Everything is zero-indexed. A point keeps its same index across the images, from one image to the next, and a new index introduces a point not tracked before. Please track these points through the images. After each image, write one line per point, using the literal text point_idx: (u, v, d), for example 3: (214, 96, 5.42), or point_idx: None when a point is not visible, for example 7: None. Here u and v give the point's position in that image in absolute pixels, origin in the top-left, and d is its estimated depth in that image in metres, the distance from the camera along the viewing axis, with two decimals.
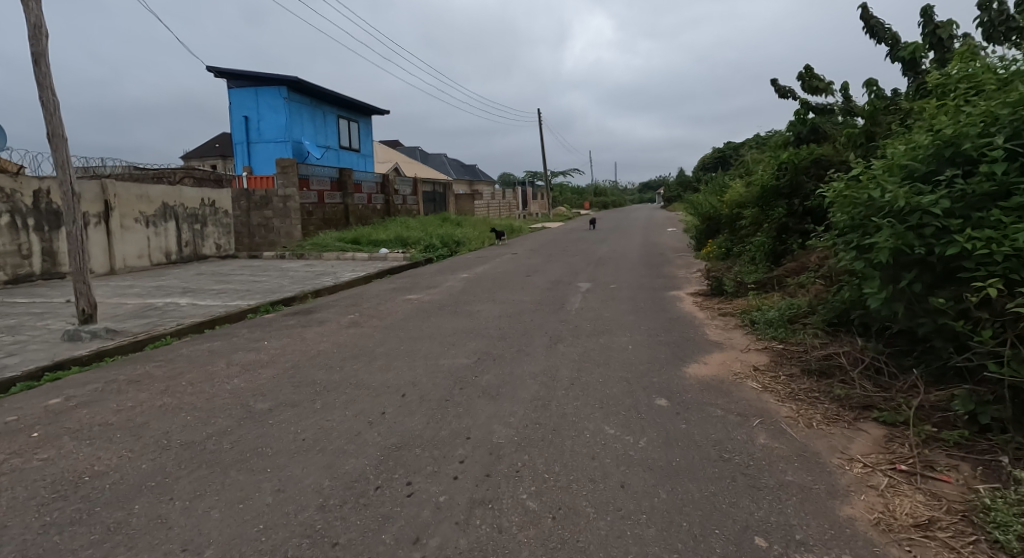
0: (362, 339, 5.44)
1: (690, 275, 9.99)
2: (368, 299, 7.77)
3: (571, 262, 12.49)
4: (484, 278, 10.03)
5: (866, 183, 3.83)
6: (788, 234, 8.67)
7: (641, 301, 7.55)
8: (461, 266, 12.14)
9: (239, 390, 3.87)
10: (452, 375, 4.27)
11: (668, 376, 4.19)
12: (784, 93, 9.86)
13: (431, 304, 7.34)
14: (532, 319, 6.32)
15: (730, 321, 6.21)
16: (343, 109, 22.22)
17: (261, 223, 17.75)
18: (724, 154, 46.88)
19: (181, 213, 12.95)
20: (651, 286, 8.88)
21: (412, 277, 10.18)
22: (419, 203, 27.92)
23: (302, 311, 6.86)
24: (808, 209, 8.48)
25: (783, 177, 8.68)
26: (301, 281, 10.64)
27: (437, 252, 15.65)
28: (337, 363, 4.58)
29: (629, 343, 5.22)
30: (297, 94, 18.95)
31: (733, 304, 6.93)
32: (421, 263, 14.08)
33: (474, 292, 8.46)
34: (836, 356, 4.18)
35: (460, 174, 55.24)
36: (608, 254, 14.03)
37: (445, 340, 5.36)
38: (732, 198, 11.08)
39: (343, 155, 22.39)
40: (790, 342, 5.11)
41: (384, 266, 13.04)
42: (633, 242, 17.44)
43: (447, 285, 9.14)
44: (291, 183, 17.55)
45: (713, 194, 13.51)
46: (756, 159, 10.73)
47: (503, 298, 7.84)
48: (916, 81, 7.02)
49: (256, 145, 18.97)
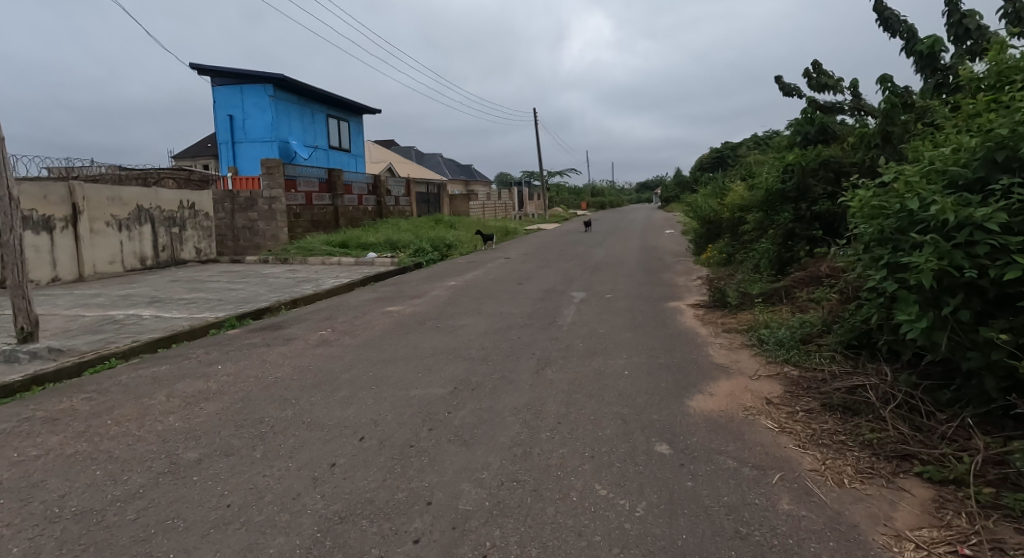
0: (328, 362, 4.90)
1: (690, 282, 9.48)
2: (345, 311, 7.23)
3: (566, 268, 11.96)
4: (472, 286, 9.48)
5: (900, 192, 3.31)
6: (795, 240, 8.16)
7: (638, 314, 7.02)
8: (450, 272, 11.61)
9: (170, 431, 3.33)
10: (422, 410, 3.73)
11: (669, 411, 3.67)
12: (789, 90, 9.35)
13: (412, 318, 6.80)
14: (520, 337, 5.79)
15: (735, 339, 5.67)
16: (333, 107, 21.65)
17: (246, 225, 17.17)
18: (722, 154, 46.41)
19: (157, 215, 12.39)
20: (648, 295, 8.35)
21: (397, 285, 9.63)
22: (412, 204, 27.34)
23: (271, 327, 6.31)
24: (816, 214, 7.99)
25: (790, 180, 8.29)
26: (279, 288, 10.09)
27: (427, 256, 15.09)
28: (293, 393, 4.04)
29: (624, 367, 4.69)
30: (284, 92, 18.38)
31: (737, 318, 6.39)
32: (409, 268, 13.54)
33: (460, 302, 7.92)
34: (861, 389, 3.65)
35: (456, 174, 54.66)
36: (605, 258, 13.50)
37: (420, 364, 4.82)
38: (734, 202, 10.58)
39: (332, 155, 21.82)
40: (804, 367, 4.58)
41: (370, 272, 12.48)
42: (630, 245, 16.91)
43: (432, 295, 8.60)
44: (276, 185, 16.99)
45: (714, 197, 12.99)
46: (760, 160, 10.24)
47: (490, 310, 7.30)
48: (935, 77, 6.51)
49: (241, 145, 18.38)
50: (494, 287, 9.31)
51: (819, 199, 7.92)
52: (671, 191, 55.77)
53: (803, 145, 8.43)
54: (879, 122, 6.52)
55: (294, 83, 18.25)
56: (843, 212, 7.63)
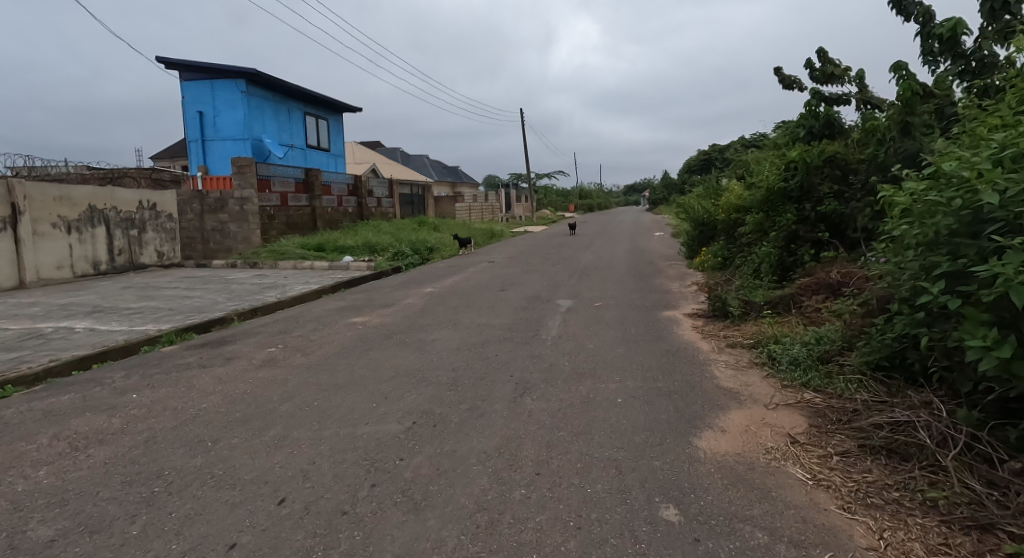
0: (269, 389, 4.14)
1: (684, 289, 8.85)
2: (304, 323, 6.46)
3: (552, 273, 11.28)
4: (450, 293, 8.75)
5: (970, 183, 2.65)
6: (797, 243, 7.55)
7: (630, 325, 6.33)
8: (428, 277, 10.87)
9: (32, 492, 2.57)
10: (368, 455, 3.00)
11: (675, 456, 2.97)
12: (789, 83, 8.74)
13: (376, 332, 6.06)
14: (497, 354, 5.07)
15: (742, 355, 5.00)
16: (311, 105, 20.81)
17: (216, 227, 16.30)
18: (710, 156, 46.14)
19: (112, 216, 11.53)
20: (641, 303, 7.68)
21: (368, 292, 8.88)
22: (394, 206, 26.52)
23: (214, 343, 5.54)
24: (821, 215, 7.39)
25: (792, 178, 7.69)
26: (240, 296, 9.28)
27: (407, 259, 14.33)
28: (211, 432, 3.29)
29: (617, 394, 3.99)
30: (257, 88, 17.53)
31: (742, 330, 5.72)
32: (385, 273, 12.77)
33: (434, 312, 7.18)
34: (909, 427, 2.98)
35: (442, 175, 53.88)
36: (593, 262, 12.83)
37: (377, 391, 4.07)
38: (730, 203, 9.95)
39: (310, 155, 20.98)
40: (826, 393, 3.91)
41: (343, 277, 11.70)
42: (619, 248, 16.26)
43: (405, 304, 7.85)
44: (248, 185, 16.14)
45: (707, 198, 12.37)
46: (756, 159, 9.64)
47: (467, 321, 6.58)
48: (957, 63, 5.91)
49: (212, 143, 17.50)
50: (473, 295, 8.58)
51: (824, 199, 7.32)
52: (659, 194, 55.46)
53: (806, 141, 7.80)
54: (895, 111, 5.91)
55: (268, 79, 17.41)
56: (851, 213, 7.03)
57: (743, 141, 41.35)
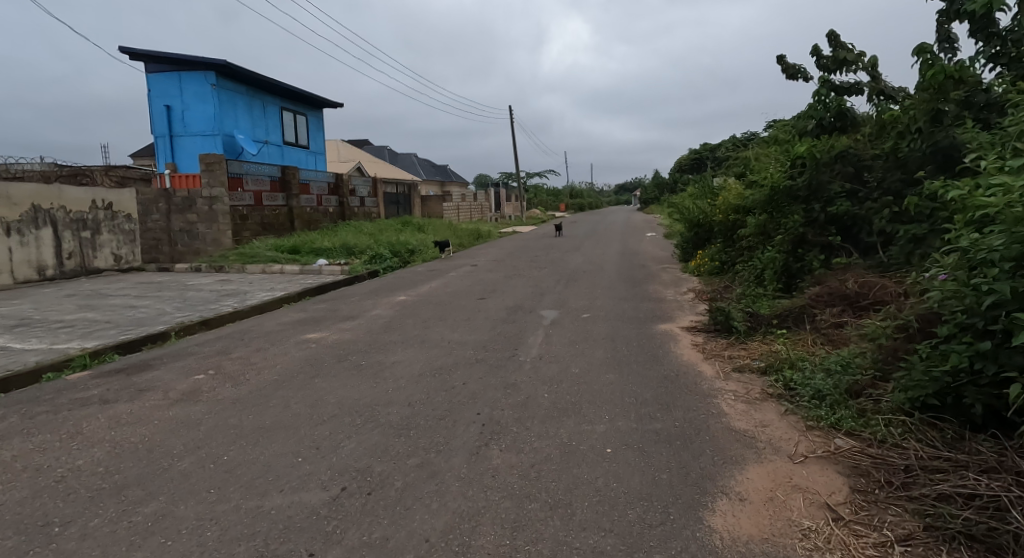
0: (173, 435, 3.32)
1: (680, 297, 8.13)
2: (250, 340, 5.64)
3: (538, 278, 10.53)
4: (424, 303, 7.94)
5: None
6: (806, 248, 6.85)
7: (623, 343, 5.57)
8: (404, 283, 10.08)
9: None
10: (266, 546, 2.22)
11: (683, 548, 2.20)
12: (793, 73, 8.04)
13: (330, 352, 5.25)
14: (464, 383, 4.29)
15: (752, 382, 4.25)
16: (287, 99, 19.90)
17: (184, 228, 15.39)
18: (702, 155, 45.74)
19: (60, 217, 10.69)
20: (635, 315, 6.93)
21: (334, 300, 8.08)
22: (378, 205, 25.67)
23: (132, 369, 4.70)
24: (831, 216, 6.69)
25: (800, 176, 7.00)
26: (192, 305, 8.43)
27: (385, 262, 13.51)
28: (68, 507, 2.51)
29: (605, 440, 3.23)
30: (228, 81, 16.62)
31: (750, 350, 4.97)
32: (360, 278, 11.96)
33: (402, 326, 6.39)
34: (994, 505, 2.22)
35: (431, 174, 52.98)
36: (583, 266, 12.09)
37: (307, 438, 3.28)
38: (729, 203, 9.28)
39: (288, 152, 20.08)
40: (864, 438, 3.16)
41: (313, 283, 10.87)
42: (609, 250, 15.56)
43: (371, 316, 7.04)
44: (217, 183, 15.24)
45: (702, 197, 11.66)
46: (757, 156, 8.93)
47: (437, 338, 5.79)
48: (992, 45, 5.18)
49: (181, 139, 16.57)
50: (449, 304, 7.80)
51: (836, 199, 6.62)
52: (650, 193, 55.02)
53: (815, 134, 7.08)
54: (924, 99, 5.19)
55: (239, 71, 16.50)
56: (866, 215, 6.32)
57: (734, 139, 40.97)
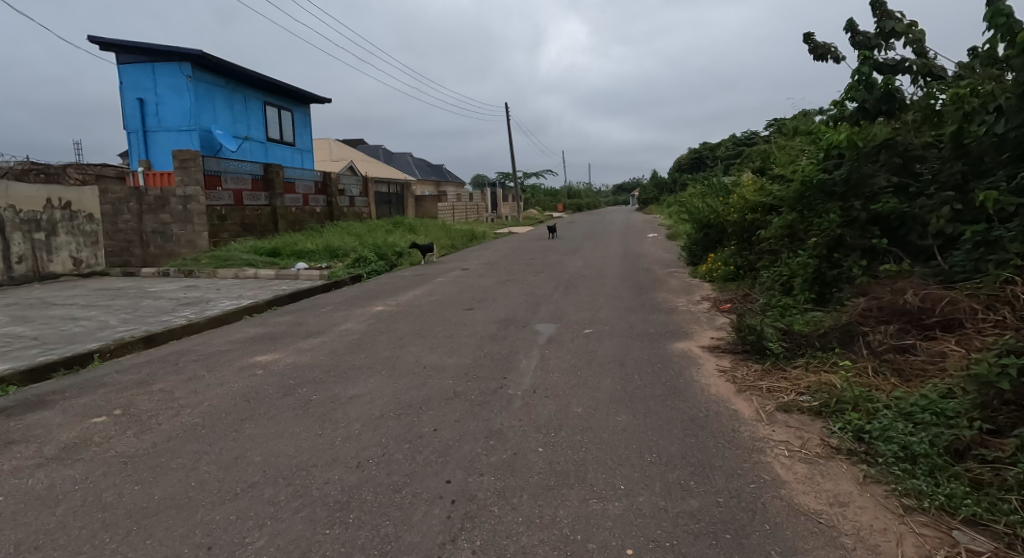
0: (8, 525, 2.31)
1: (693, 307, 7.22)
2: (184, 365, 4.64)
3: (534, 284, 9.60)
4: (404, 315, 6.98)
5: None
6: (844, 253, 5.95)
7: (636, 368, 4.62)
8: (386, 290, 9.15)
9: None
10: None
11: None
12: (823, 53, 7.17)
13: (278, 381, 4.26)
14: (436, 430, 3.33)
15: (806, 429, 3.33)
16: (271, 93, 18.93)
17: (157, 229, 14.40)
18: (701, 155, 45.01)
19: (8, 217, 9.70)
20: (647, 331, 5.98)
21: (302, 312, 7.11)
22: (369, 205, 24.75)
23: (18, 409, 3.69)
24: (874, 215, 5.78)
25: (837, 169, 6.11)
26: (142, 316, 7.41)
27: (369, 266, 12.57)
28: None
29: (626, 531, 2.28)
30: (206, 72, 15.62)
31: (795, 382, 4.05)
32: (340, 284, 11.01)
33: (374, 346, 5.41)
34: None
35: (426, 174, 51.98)
36: (582, 270, 11.15)
37: (201, 526, 2.31)
38: (744, 202, 8.68)
39: (273, 149, 19.12)
40: (999, 531, 2.21)
41: (287, 290, 9.90)
42: (610, 252, 14.67)
43: (341, 331, 6.07)
44: (192, 181, 14.27)
45: (713, 195, 10.75)
46: (778, 149, 8.06)
47: (412, 362, 4.83)
48: None
49: (156, 133, 15.57)
50: (431, 317, 6.84)
51: (880, 195, 5.71)
52: (649, 193, 54.08)
53: (855, 120, 6.13)
54: None
55: (218, 63, 15.54)
56: (917, 213, 5.41)
57: (735, 139, 40.20)
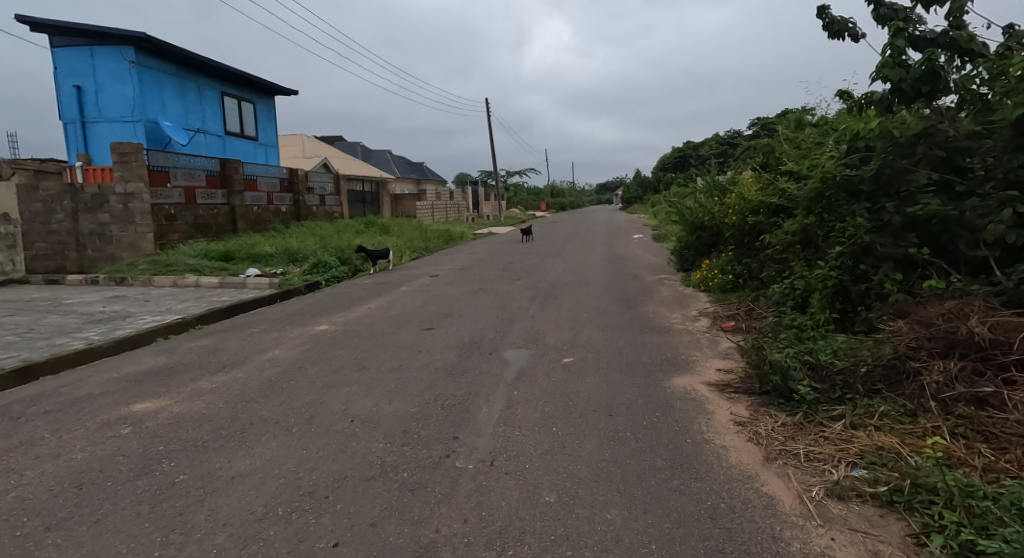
0: None
1: (690, 327, 6.20)
2: (25, 422, 3.45)
3: (510, 294, 8.54)
4: (349, 338, 5.83)
5: None
6: (873, 264, 4.96)
7: (627, 421, 3.55)
8: (339, 302, 8.00)
9: None
10: None
11: None
12: (839, 30, 6.19)
13: (140, 448, 3.09)
14: (337, 547, 2.23)
15: (879, 537, 2.28)
16: (229, 83, 17.59)
17: (95, 231, 13.02)
18: (685, 154, 44.33)
19: None
20: (642, 361, 4.90)
21: (227, 333, 5.95)
22: (341, 204, 23.49)
23: None
24: (910, 219, 4.79)
25: (864, 164, 5.11)
26: (33, 339, 6.16)
27: (329, 271, 11.38)
28: None
29: None
30: (150, 57, 14.32)
31: (842, 447, 3.01)
32: (291, 292, 9.82)
33: (297, 385, 4.26)
34: None
35: (405, 172, 50.58)
36: (564, 277, 10.13)
37: None
38: (745, 203, 7.79)
39: (231, 143, 17.75)
40: None
41: (226, 301, 8.67)
42: (594, 255, 13.68)
43: (263, 362, 4.89)
44: (133, 177, 12.93)
45: (706, 194, 9.79)
46: (786, 143, 7.10)
47: (337, 412, 3.69)
48: None
49: (96, 124, 14.20)
50: (381, 340, 5.70)
51: (919, 195, 4.72)
52: (632, 192, 53.44)
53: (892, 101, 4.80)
54: None
55: (164, 48, 14.27)
56: (968, 217, 4.42)
57: (719, 138, 39.64)
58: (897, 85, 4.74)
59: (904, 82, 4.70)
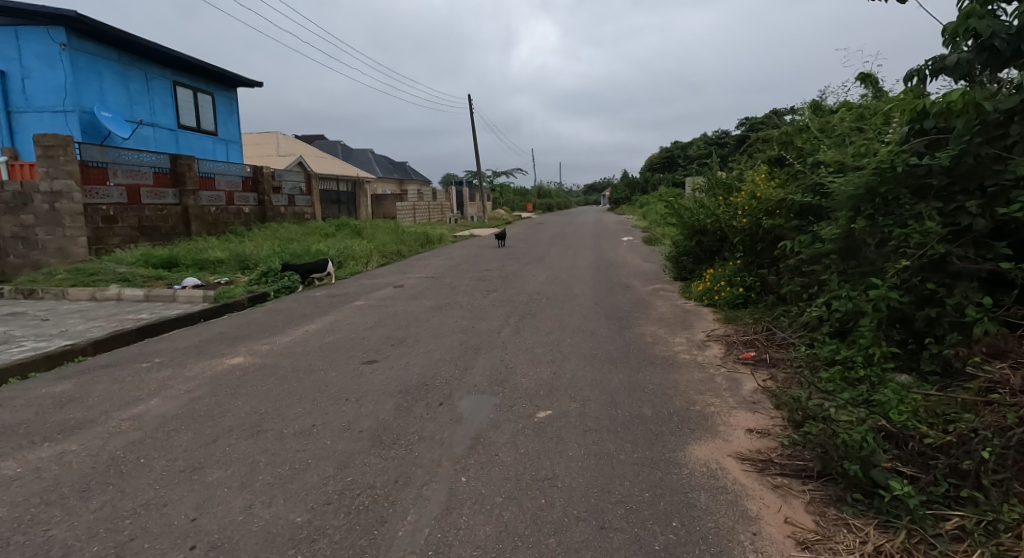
0: None
1: (700, 360, 4.96)
2: None
3: (482, 310, 7.24)
4: (262, 378, 4.47)
5: None
6: (945, 283, 3.73)
7: (629, 544, 2.26)
8: (274, 322, 6.65)
9: None
10: None
11: None
12: None
13: None
14: None
15: None
16: (181, 72, 16.13)
17: (16, 234, 11.48)
18: (673, 153, 43.22)
19: None
20: (645, 416, 3.61)
21: (106, 372, 4.59)
22: (314, 205, 22.04)
23: None
24: (998, 223, 3.56)
25: (932, 150, 3.86)
26: None
27: (279, 280, 9.96)
28: None
29: None
30: (85, 41, 12.91)
31: None
32: (227, 307, 8.41)
33: (142, 470, 2.89)
34: None
35: (388, 172, 48.91)
36: (546, 288, 8.86)
37: None
38: (758, 202, 6.55)
39: (184, 138, 16.26)
40: None
41: (143, 320, 7.27)
42: (582, 260, 12.45)
43: (122, 421, 3.52)
44: (60, 174, 11.45)
45: (707, 193, 8.56)
46: (807, 130, 5.89)
47: (175, 528, 2.36)
48: None
49: (24, 115, 12.72)
50: (303, 383, 4.35)
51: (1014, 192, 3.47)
52: (620, 193, 52.45)
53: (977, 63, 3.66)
54: None
55: (101, 30, 12.86)
56: None
57: (709, 137, 38.69)
58: (986, 42, 3.54)
59: (996, 37, 3.49)
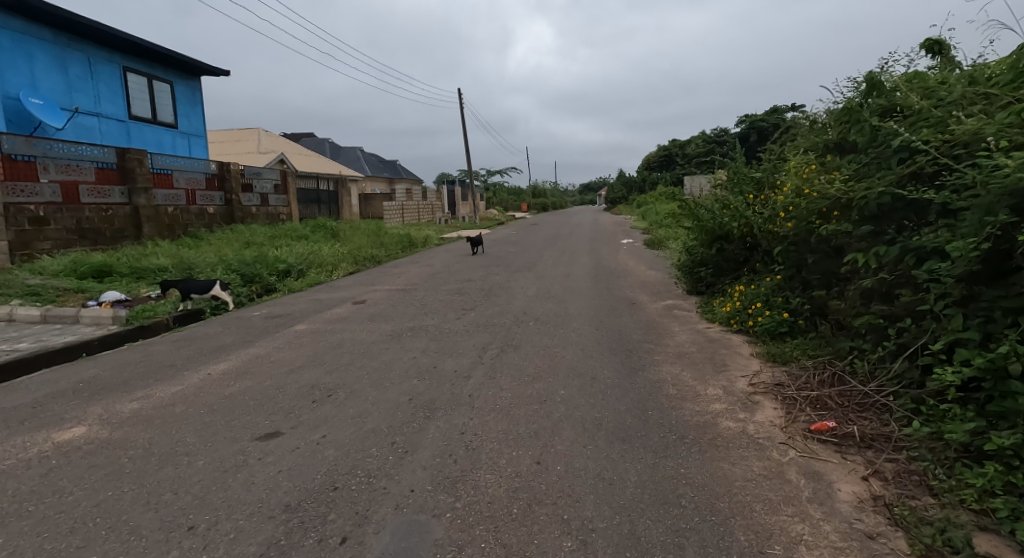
0: None
1: (758, 432, 3.38)
2: None
3: (454, 338, 5.66)
4: (88, 473, 2.87)
5: None
6: None
7: None
8: (177, 360, 5.03)
9: None
10: None
11: None
12: None
13: None
14: None
15: None
16: (133, 57, 14.48)
17: None
18: (670, 152, 42.02)
19: None
20: None
21: None
22: (289, 204, 20.39)
23: None
24: None
25: None
26: None
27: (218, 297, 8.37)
28: None
29: None
30: (10, 17, 11.30)
31: None
32: (144, 331, 6.78)
33: None
34: None
35: (376, 170, 47.16)
36: (538, 305, 7.29)
37: None
38: (807, 200, 5.01)
39: (137, 130, 14.64)
40: None
41: (18, 351, 5.63)
42: (578, 268, 10.92)
43: None
44: None
45: (730, 190, 7.02)
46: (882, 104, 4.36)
47: None
48: None
49: None
50: (141, 485, 2.73)
51: None
52: (615, 192, 51.27)
53: None
54: None
55: (30, 5, 11.25)
56: None
57: (706, 136, 37.60)
58: None
59: None
